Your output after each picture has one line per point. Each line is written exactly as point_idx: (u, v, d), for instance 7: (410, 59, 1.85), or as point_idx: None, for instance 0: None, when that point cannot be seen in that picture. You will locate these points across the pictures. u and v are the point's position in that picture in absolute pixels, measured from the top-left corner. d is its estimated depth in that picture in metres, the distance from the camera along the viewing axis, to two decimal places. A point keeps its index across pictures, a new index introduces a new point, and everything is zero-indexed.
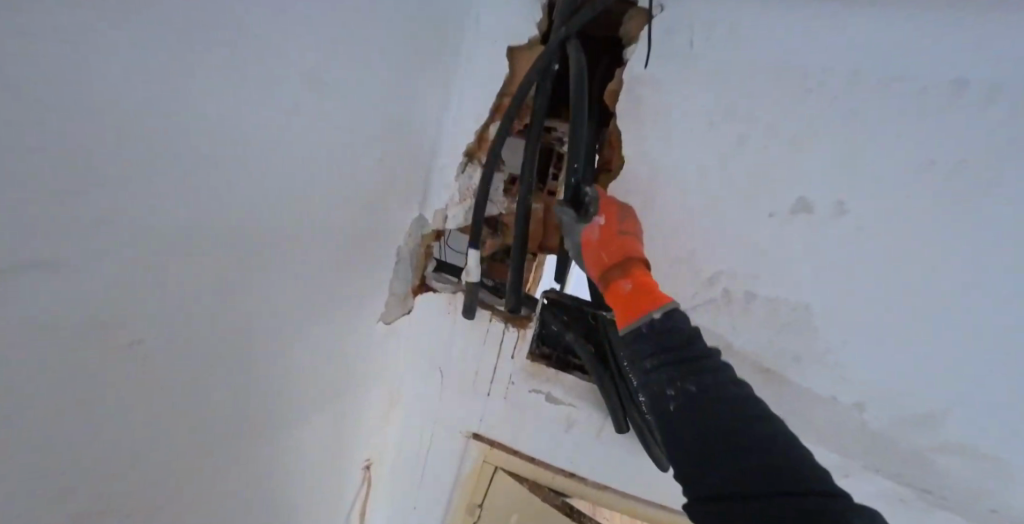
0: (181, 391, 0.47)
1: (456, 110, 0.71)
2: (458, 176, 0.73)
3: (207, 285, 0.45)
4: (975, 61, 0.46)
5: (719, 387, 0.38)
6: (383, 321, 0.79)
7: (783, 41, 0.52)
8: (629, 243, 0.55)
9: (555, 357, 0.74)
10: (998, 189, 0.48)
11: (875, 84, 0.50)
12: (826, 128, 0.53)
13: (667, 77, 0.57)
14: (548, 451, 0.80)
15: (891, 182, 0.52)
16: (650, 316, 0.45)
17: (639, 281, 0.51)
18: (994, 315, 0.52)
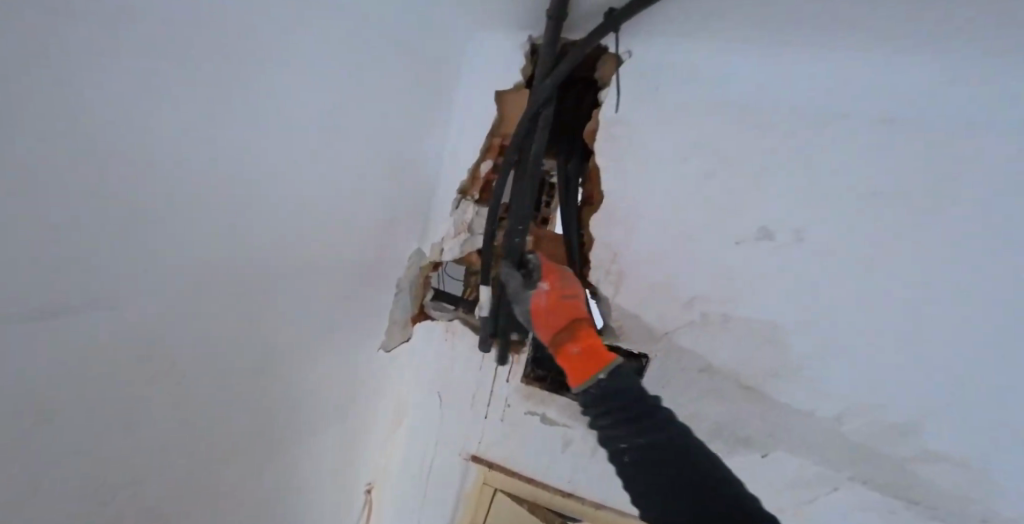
0: (181, 402, 0.51)
1: (450, 150, 0.77)
2: (453, 211, 0.78)
3: (204, 306, 0.50)
4: (877, 103, 0.57)
5: (665, 440, 0.44)
6: (383, 347, 0.83)
7: (734, 89, 0.61)
8: (573, 305, 0.59)
9: (549, 379, 0.79)
10: (925, 209, 0.56)
11: (811, 124, 0.59)
12: (775, 161, 0.60)
13: (638, 118, 0.64)
14: (544, 472, 0.83)
15: (834, 206, 0.59)
16: (597, 380, 0.51)
17: (585, 342, 0.55)
18: (949, 321, 0.58)
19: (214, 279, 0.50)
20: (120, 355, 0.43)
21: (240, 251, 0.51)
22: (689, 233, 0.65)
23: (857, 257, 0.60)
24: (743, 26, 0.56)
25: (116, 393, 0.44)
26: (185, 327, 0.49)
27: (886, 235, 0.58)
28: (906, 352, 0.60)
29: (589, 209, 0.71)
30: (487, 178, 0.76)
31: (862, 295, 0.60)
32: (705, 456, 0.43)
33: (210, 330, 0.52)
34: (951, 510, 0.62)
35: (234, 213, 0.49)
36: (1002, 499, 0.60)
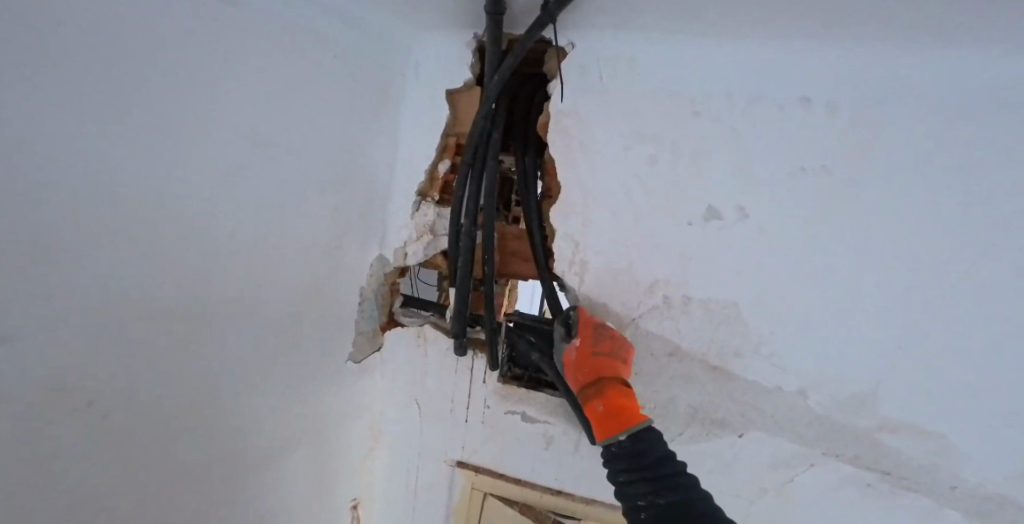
0: (149, 423, 0.50)
1: (404, 154, 0.76)
2: (414, 214, 0.76)
3: (154, 325, 0.48)
4: (816, 79, 0.57)
5: (684, 504, 0.46)
6: (353, 360, 0.80)
7: (672, 75, 0.61)
8: (604, 363, 0.61)
9: (526, 377, 0.77)
10: (866, 176, 0.57)
11: (745, 102, 0.59)
12: (716, 141, 0.61)
13: (585, 107, 0.64)
14: (529, 470, 0.81)
15: (779, 181, 0.60)
16: (616, 438, 0.54)
17: (608, 403, 0.57)
18: (909, 284, 0.58)
19: (161, 295, 0.48)
20: (66, 375, 0.41)
21: (190, 265, 0.50)
22: (644, 218, 0.65)
23: (810, 229, 0.60)
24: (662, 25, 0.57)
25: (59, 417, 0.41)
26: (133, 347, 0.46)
27: (839, 202, 0.58)
28: (864, 319, 0.60)
29: (548, 201, 0.70)
30: (447, 179, 0.76)
31: (817, 267, 0.61)
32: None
33: (166, 351, 0.50)
34: (922, 472, 0.63)
35: (177, 227, 0.48)
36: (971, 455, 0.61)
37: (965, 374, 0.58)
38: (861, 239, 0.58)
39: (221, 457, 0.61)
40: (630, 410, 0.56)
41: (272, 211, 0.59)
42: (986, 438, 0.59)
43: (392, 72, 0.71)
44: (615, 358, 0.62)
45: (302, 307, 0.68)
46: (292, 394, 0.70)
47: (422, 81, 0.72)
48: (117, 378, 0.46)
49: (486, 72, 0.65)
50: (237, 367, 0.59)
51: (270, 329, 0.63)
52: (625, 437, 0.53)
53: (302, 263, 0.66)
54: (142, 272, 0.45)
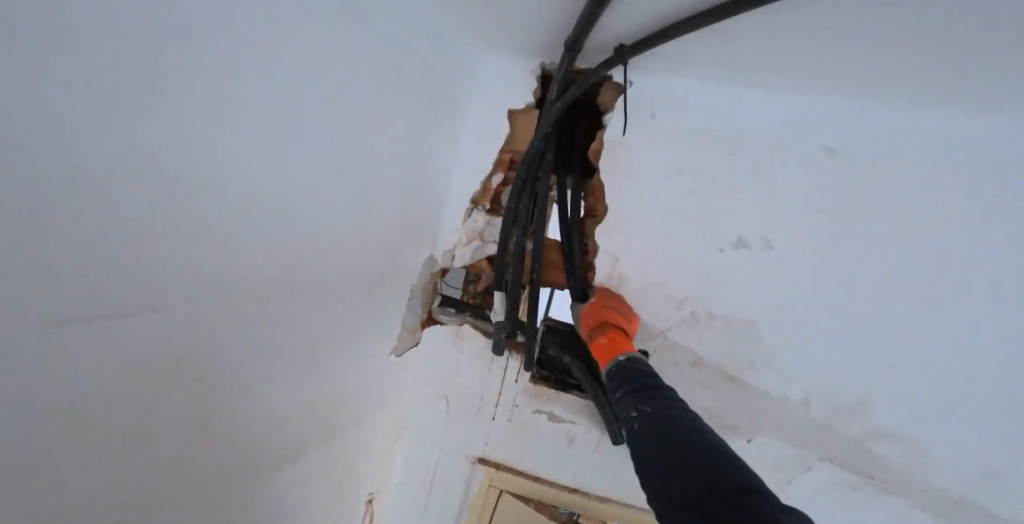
0: (224, 401, 0.53)
1: (461, 163, 0.81)
2: (464, 220, 0.83)
3: (247, 302, 0.51)
4: (837, 133, 0.68)
5: (665, 407, 0.49)
6: (394, 353, 0.84)
7: (718, 117, 0.70)
8: (611, 313, 0.70)
9: (554, 379, 0.83)
10: (873, 218, 0.68)
11: (777, 148, 0.70)
12: (751, 179, 0.70)
13: (636, 139, 0.72)
14: (550, 468, 0.87)
15: (802, 218, 0.70)
16: (616, 359, 0.61)
17: (612, 337, 0.66)
18: (900, 311, 0.70)
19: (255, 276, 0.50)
20: (178, 353, 0.45)
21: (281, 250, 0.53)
22: (681, 240, 0.74)
23: (822, 261, 0.70)
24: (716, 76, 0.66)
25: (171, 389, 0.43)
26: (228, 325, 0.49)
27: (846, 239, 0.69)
28: (861, 340, 0.72)
29: (593, 220, 0.78)
30: (497, 190, 0.82)
31: (826, 294, 0.71)
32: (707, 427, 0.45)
33: (244, 327, 0.52)
34: (899, 474, 0.78)
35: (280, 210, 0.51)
36: (933, 451, 0.75)
37: (932, 386, 0.72)
38: (862, 271, 0.69)
39: (266, 438, 0.63)
40: (629, 346, 0.65)
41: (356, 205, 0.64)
42: (944, 439, 0.74)
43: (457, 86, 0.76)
44: (621, 312, 0.71)
45: (363, 296, 0.72)
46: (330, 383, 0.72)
47: (485, 99, 0.79)
48: (217, 355, 0.50)
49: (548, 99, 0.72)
50: (299, 348, 0.63)
51: (326, 317, 0.66)
52: (624, 356, 0.61)
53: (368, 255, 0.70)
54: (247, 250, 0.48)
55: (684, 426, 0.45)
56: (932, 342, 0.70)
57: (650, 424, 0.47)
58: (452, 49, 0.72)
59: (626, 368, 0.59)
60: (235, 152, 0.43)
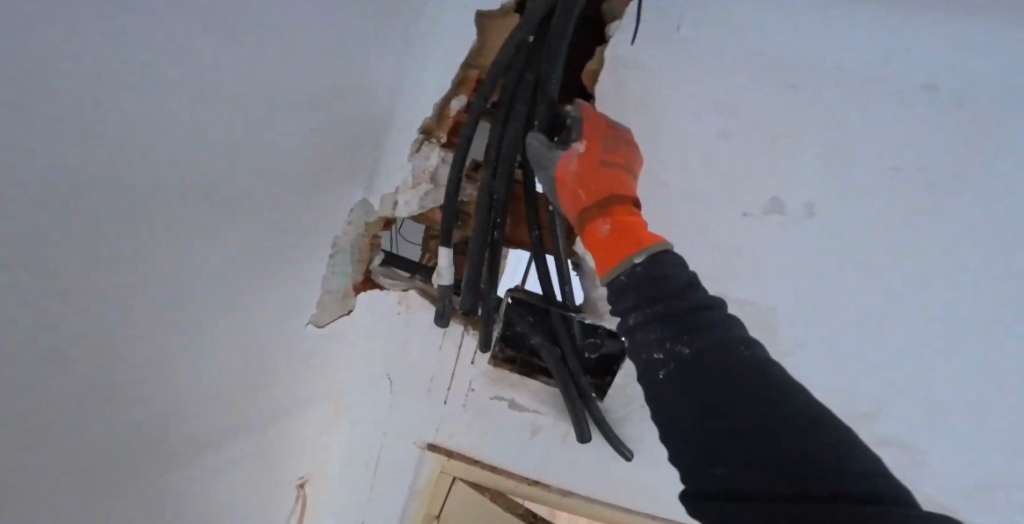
0: (183, 381, 0.51)
1: (417, 80, 0.61)
2: (413, 155, 0.64)
3: (146, 285, 0.42)
4: (947, 65, 0.47)
5: (710, 348, 0.37)
6: (314, 323, 0.68)
7: (779, 32, 0.49)
8: (614, 179, 0.50)
9: (519, 361, 0.69)
10: (962, 190, 0.51)
11: (854, 83, 0.50)
12: (803, 127, 0.52)
13: (655, 59, 0.53)
14: (510, 459, 0.74)
15: (863, 182, 0.53)
16: (631, 264, 0.43)
17: (618, 223, 0.47)
18: (965, 310, 0.55)
19: (124, 243, 0.38)
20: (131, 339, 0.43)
21: (156, 188, 0.39)
22: (695, 202, 0.58)
23: (875, 238, 0.55)
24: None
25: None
26: (137, 312, 0.42)
27: (911, 214, 0.53)
28: (904, 341, 0.58)
29: None
30: (459, 119, 0.63)
31: (867, 281, 0.57)
32: (774, 374, 0.35)
33: (141, 321, 0.43)
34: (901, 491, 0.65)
35: (129, 114, 0.34)
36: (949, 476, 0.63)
37: (976, 404, 0.59)
38: (924, 257, 0.54)
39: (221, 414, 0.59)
40: (640, 229, 0.47)
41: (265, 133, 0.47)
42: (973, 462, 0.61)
43: None
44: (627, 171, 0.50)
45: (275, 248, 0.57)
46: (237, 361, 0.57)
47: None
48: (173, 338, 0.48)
49: None
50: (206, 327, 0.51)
51: (215, 277, 0.50)
52: (642, 260, 0.43)
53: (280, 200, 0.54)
54: (137, 225, 0.38)
55: (745, 385, 0.34)
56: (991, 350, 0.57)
57: (693, 383, 0.36)
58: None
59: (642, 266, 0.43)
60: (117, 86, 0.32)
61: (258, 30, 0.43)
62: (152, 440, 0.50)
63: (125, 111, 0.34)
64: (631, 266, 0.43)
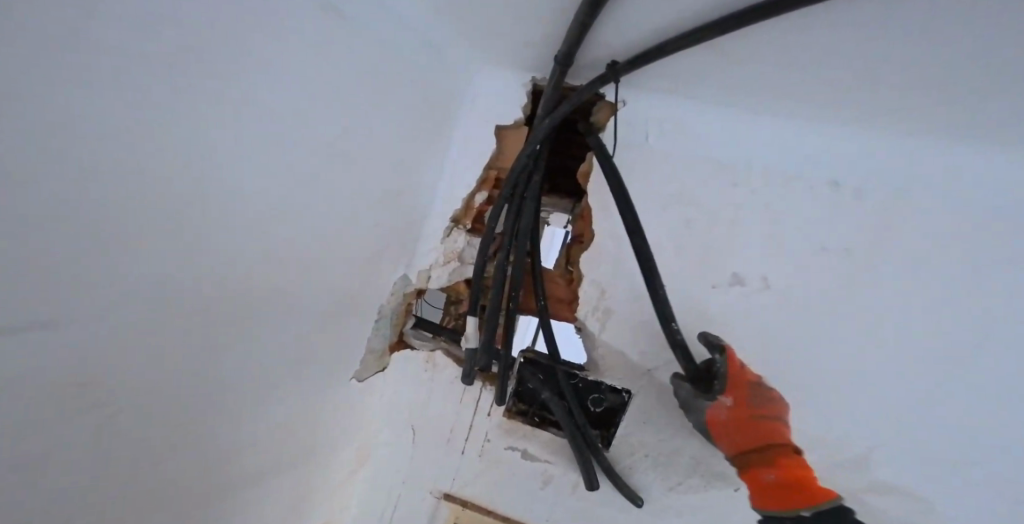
0: (213, 411, 0.58)
1: (449, 178, 0.82)
2: (444, 238, 0.82)
3: (195, 316, 0.50)
4: (818, 168, 0.72)
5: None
6: (356, 379, 0.82)
7: (710, 144, 0.74)
8: (772, 427, 0.62)
9: (530, 414, 0.78)
10: (861, 250, 0.69)
11: (761, 177, 0.73)
12: (737, 210, 0.72)
13: (627, 160, 0.75)
14: (522, 508, 0.78)
15: (792, 249, 0.71)
16: (801, 515, 0.58)
17: (782, 472, 0.60)
18: (902, 356, 0.67)
19: (179, 281, 0.47)
20: (175, 366, 0.50)
21: (220, 230, 0.50)
22: (674, 271, 0.72)
23: (815, 298, 0.70)
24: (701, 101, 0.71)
25: (117, 358, 0.43)
26: (188, 339, 0.51)
27: (832, 276, 0.69)
28: (858, 387, 0.68)
29: (579, 245, 0.77)
30: (480, 209, 0.82)
31: (819, 338, 0.69)
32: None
33: (191, 346, 0.51)
34: None
35: (208, 174, 0.47)
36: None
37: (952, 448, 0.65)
38: (853, 309, 0.69)
39: (245, 452, 0.65)
40: (802, 477, 0.59)
41: (343, 207, 0.68)
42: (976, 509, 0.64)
43: (452, 99, 0.79)
44: (765, 429, 0.61)
45: (337, 301, 0.72)
46: (293, 393, 0.70)
47: (480, 107, 0.81)
48: (216, 366, 0.56)
49: (539, 115, 0.71)
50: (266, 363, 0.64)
51: (281, 314, 0.63)
52: (807, 512, 0.58)
53: (339, 268, 0.71)
54: (200, 259, 0.48)
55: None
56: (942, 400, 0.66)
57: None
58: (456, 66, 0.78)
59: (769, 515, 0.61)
60: (200, 152, 0.45)
61: (345, 146, 0.65)
62: (194, 467, 0.57)
63: (198, 167, 0.45)
64: (798, 514, 0.58)
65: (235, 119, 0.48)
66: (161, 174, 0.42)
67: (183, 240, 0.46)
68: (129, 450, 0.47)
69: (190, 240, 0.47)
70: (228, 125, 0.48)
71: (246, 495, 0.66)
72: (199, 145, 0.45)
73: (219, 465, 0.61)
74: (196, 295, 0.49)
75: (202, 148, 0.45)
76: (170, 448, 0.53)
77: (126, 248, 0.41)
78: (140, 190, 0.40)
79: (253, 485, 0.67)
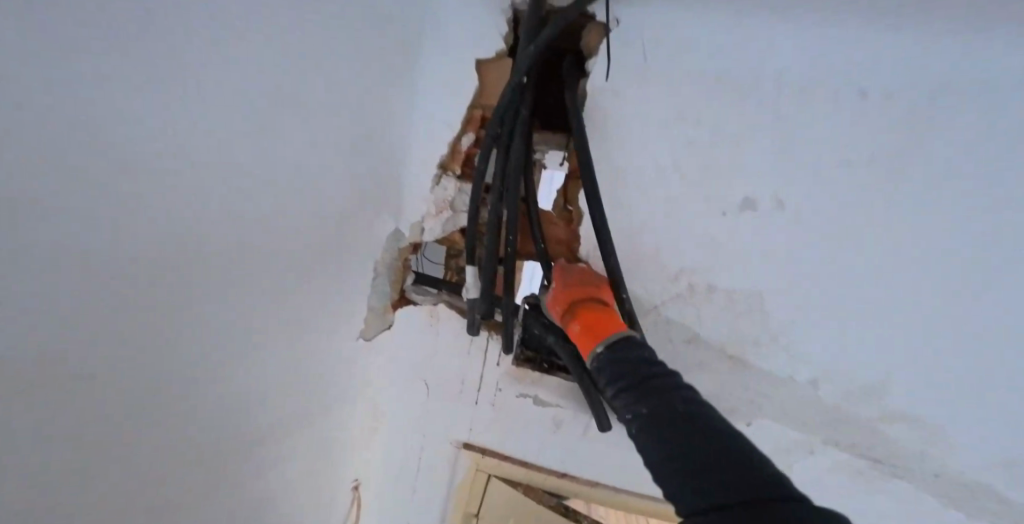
0: (213, 390, 0.60)
1: (425, 123, 0.75)
2: (434, 188, 0.78)
3: (161, 304, 0.50)
4: (854, 78, 0.59)
5: (661, 403, 0.45)
6: (362, 337, 0.82)
7: (718, 54, 0.62)
8: (579, 293, 0.66)
9: (538, 360, 0.77)
10: (888, 166, 0.62)
11: (774, 87, 0.62)
12: (749, 133, 0.65)
13: (623, 87, 0.68)
14: (537, 452, 0.81)
15: (809, 169, 0.65)
16: (595, 352, 0.57)
17: (584, 322, 0.62)
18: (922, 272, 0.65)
19: (132, 275, 0.46)
20: (146, 356, 0.50)
21: (165, 214, 0.47)
22: (676, 203, 0.71)
23: (823, 219, 0.66)
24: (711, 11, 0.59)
25: (79, 356, 0.44)
26: (159, 325, 0.51)
27: (856, 196, 0.64)
28: (871, 307, 0.68)
29: (576, 181, 0.72)
30: (469, 152, 0.76)
31: (827, 261, 0.68)
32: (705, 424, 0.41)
33: (162, 335, 0.51)
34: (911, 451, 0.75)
35: (134, 163, 0.43)
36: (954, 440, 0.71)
37: (966, 364, 0.67)
38: (875, 226, 0.64)
39: (259, 417, 0.67)
40: (604, 325, 0.61)
41: (309, 164, 0.63)
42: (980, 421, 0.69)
43: (414, 32, 0.70)
44: (585, 286, 0.67)
45: (323, 253, 0.70)
46: (297, 358, 0.71)
47: (449, 37, 0.70)
48: (205, 344, 0.57)
49: (521, 43, 0.64)
50: (260, 333, 0.64)
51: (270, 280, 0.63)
52: (602, 349, 0.57)
53: (318, 228, 0.68)
54: (149, 248, 0.47)
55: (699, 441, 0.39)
56: (947, 309, 0.65)
57: (647, 418, 0.45)
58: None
59: (614, 366, 0.54)
60: (116, 140, 0.41)
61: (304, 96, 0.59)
62: (198, 438, 0.60)
63: (118, 159, 0.42)
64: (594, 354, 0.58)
65: (143, 86, 0.41)
66: (86, 160, 0.39)
67: (142, 217, 0.45)
68: (113, 439, 0.50)
69: (132, 233, 0.45)
70: (140, 93, 0.41)
71: (259, 459, 0.70)
72: (123, 122, 0.41)
73: (229, 434, 0.64)
74: (158, 282, 0.49)
75: (123, 137, 0.41)
76: (164, 430, 0.55)
77: (64, 251, 0.40)
78: (31, 180, 0.36)
79: (272, 453, 0.72)
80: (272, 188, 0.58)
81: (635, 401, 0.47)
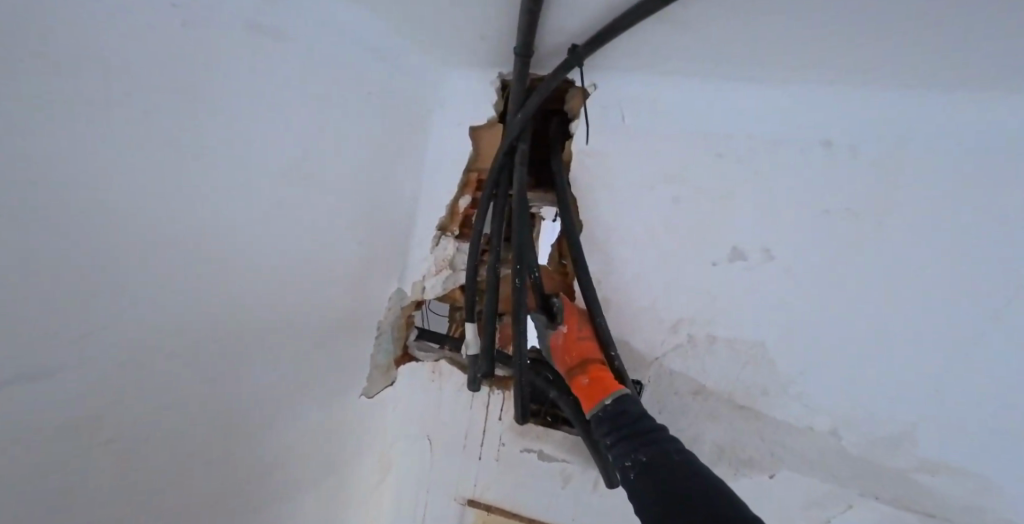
0: (228, 456, 0.60)
1: (430, 186, 0.82)
2: (434, 247, 0.82)
3: (193, 372, 0.52)
4: (815, 127, 0.67)
5: (656, 452, 0.48)
6: (367, 395, 0.83)
7: (689, 113, 0.70)
8: (588, 346, 0.69)
9: (543, 414, 0.76)
10: (872, 211, 0.65)
11: (747, 142, 0.69)
12: (732, 183, 0.69)
13: (607, 147, 0.73)
14: (546, 508, 0.79)
15: (799, 218, 0.67)
16: (600, 403, 0.59)
17: (593, 375, 0.63)
18: (927, 315, 0.64)
19: (161, 346, 0.48)
20: (172, 422, 0.51)
21: (205, 284, 0.50)
22: (670, 255, 0.72)
23: (820, 265, 0.67)
24: (691, 72, 0.67)
25: (112, 425, 0.45)
26: (188, 393, 0.52)
27: (849, 241, 0.66)
28: (882, 355, 0.66)
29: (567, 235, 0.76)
30: (466, 213, 0.82)
31: (829, 308, 0.67)
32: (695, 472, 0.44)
33: (190, 403, 0.52)
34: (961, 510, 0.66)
35: (177, 240, 0.46)
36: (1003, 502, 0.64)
37: (996, 410, 0.62)
38: (870, 269, 0.65)
39: (272, 478, 0.68)
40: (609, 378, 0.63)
41: (326, 233, 0.68)
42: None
43: (421, 107, 0.78)
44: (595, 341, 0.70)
45: (339, 318, 0.73)
46: (308, 417, 0.72)
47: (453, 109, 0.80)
48: (224, 411, 0.57)
49: (509, 111, 0.69)
50: (274, 397, 0.65)
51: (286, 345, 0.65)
52: (610, 400, 0.58)
53: (332, 292, 0.72)
54: (185, 320, 0.49)
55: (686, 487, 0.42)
56: (961, 356, 0.63)
57: (641, 464, 0.48)
58: (420, 68, 0.75)
59: (612, 416, 0.56)
60: (169, 222, 0.45)
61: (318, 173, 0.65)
62: (217, 501, 0.59)
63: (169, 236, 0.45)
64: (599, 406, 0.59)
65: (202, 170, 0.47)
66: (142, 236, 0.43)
67: (178, 290, 0.48)
68: (136, 511, 0.49)
69: (171, 306, 0.47)
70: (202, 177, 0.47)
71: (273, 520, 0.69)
72: (176, 202, 0.45)
73: (245, 498, 0.63)
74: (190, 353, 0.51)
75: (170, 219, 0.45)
76: (183, 498, 0.55)
77: (115, 325, 0.42)
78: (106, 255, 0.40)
79: (271, 502, 0.68)
80: (296, 257, 0.63)
81: (630, 449, 0.50)
